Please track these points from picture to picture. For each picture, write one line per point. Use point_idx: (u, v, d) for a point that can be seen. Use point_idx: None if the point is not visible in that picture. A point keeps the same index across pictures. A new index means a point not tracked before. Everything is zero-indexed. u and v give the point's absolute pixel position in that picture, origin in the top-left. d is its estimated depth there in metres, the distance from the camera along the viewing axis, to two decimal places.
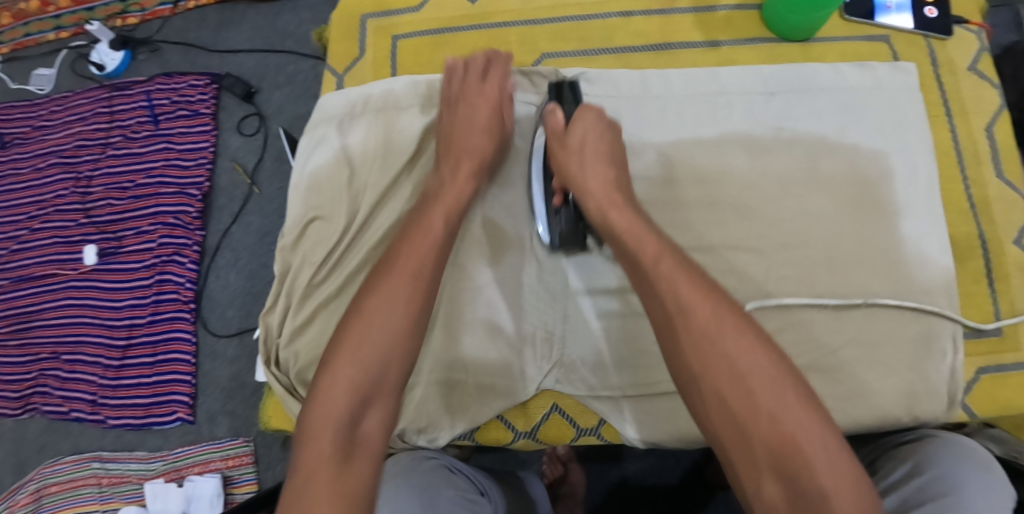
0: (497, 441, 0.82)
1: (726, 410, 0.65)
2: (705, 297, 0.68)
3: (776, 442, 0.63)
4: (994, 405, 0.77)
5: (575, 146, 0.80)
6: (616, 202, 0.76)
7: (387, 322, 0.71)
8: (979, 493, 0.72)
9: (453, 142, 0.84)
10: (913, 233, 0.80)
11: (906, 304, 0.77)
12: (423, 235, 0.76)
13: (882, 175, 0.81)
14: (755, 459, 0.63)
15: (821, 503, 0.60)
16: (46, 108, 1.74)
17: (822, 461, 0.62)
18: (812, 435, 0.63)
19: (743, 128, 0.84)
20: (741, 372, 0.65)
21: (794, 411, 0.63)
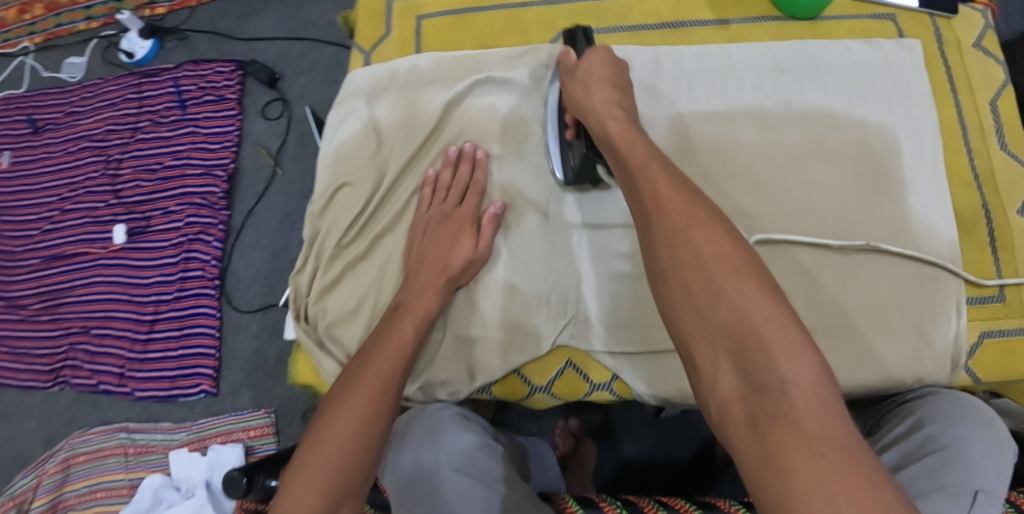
0: (514, 395, 0.86)
1: (687, 296, 0.63)
2: (680, 191, 0.68)
3: (736, 329, 0.60)
4: (999, 369, 0.79)
5: (581, 75, 0.85)
6: (614, 115, 0.80)
7: (358, 429, 0.70)
8: (980, 443, 0.76)
9: (419, 267, 0.84)
10: (919, 204, 0.82)
11: (907, 252, 0.80)
12: (395, 339, 0.77)
13: (890, 149, 0.83)
14: (713, 343, 0.61)
15: (775, 389, 0.57)
16: (78, 95, 1.83)
17: (781, 348, 0.58)
18: (776, 324, 0.59)
19: (752, 102, 0.87)
20: (705, 263, 0.63)
21: (756, 300, 0.61)
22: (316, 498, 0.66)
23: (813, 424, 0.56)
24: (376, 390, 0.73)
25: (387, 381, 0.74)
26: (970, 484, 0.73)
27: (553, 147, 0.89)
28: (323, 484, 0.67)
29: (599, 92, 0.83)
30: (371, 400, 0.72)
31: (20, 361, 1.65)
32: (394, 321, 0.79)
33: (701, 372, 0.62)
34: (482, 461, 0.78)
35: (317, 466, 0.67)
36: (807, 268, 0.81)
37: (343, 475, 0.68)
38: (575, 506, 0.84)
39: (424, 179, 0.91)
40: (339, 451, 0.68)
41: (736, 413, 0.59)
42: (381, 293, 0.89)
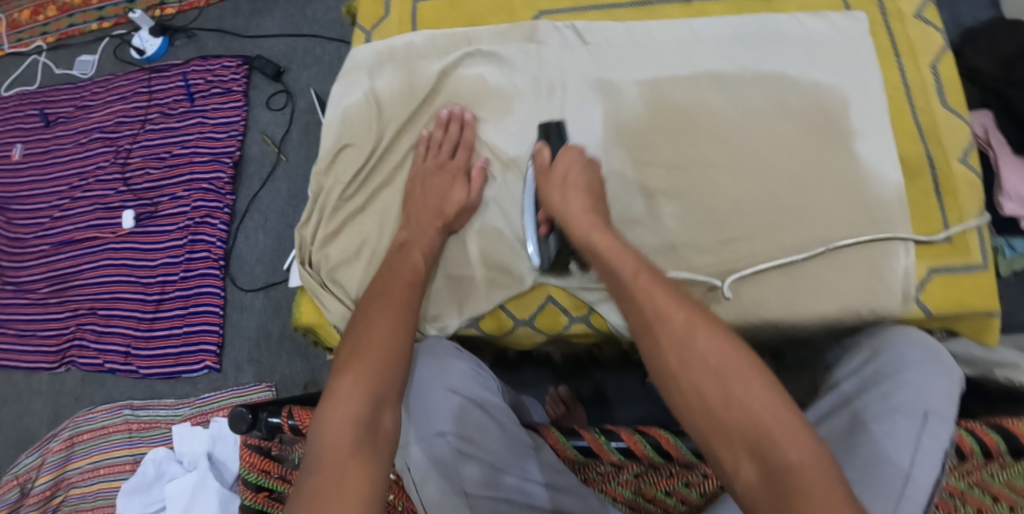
0: (499, 328, 0.95)
1: (698, 398, 0.67)
2: (679, 303, 0.72)
3: (748, 423, 0.65)
4: (946, 302, 0.88)
5: (557, 179, 0.88)
6: (595, 224, 0.84)
7: (393, 335, 0.80)
8: (925, 370, 0.83)
9: (413, 210, 0.94)
10: (867, 152, 0.91)
11: (863, 239, 0.87)
12: (406, 269, 0.88)
13: (840, 105, 0.92)
14: (729, 437, 0.65)
15: (787, 472, 0.62)
16: (89, 90, 1.92)
17: (787, 435, 0.64)
18: (781, 418, 0.65)
19: (714, 66, 0.96)
20: (711, 368, 0.68)
21: (762, 395, 0.66)
22: (364, 396, 0.74)
23: (826, 499, 0.60)
24: (399, 315, 0.83)
25: (411, 301, 0.85)
26: (920, 406, 0.80)
27: (529, 237, 0.91)
28: (371, 385, 0.75)
29: (575, 199, 0.86)
30: (402, 314, 0.83)
31: (28, 342, 1.73)
32: (404, 253, 0.90)
33: (721, 464, 0.66)
34: (481, 392, 0.88)
35: (363, 366, 0.77)
36: (768, 210, 0.90)
37: (385, 375, 0.77)
38: (559, 435, 0.88)
39: (418, 138, 0.99)
40: (380, 354, 0.78)
41: (761, 500, 0.62)
42: (380, 238, 0.98)
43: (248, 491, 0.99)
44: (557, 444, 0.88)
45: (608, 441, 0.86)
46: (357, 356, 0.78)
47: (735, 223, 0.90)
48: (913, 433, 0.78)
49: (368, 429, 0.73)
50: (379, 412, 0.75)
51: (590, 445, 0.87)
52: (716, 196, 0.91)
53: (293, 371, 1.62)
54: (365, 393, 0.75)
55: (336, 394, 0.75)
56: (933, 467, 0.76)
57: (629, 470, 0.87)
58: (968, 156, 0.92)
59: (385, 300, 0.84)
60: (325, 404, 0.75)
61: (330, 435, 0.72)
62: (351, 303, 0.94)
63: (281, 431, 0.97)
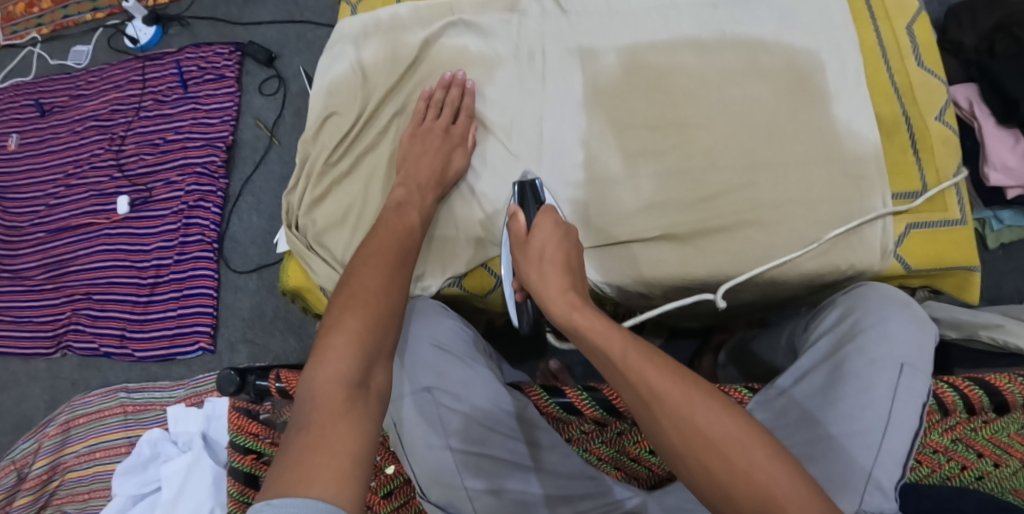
0: (481, 287, 0.97)
1: (705, 475, 0.65)
2: (672, 381, 0.68)
3: (756, 496, 0.63)
4: (924, 256, 0.90)
5: (534, 254, 0.81)
6: (574, 306, 0.75)
7: (381, 294, 0.77)
8: (900, 321, 0.82)
9: (406, 168, 0.94)
10: (843, 112, 0.92)
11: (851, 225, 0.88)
12: (395, 226, 0.86)
13: (814, 67, 0.93)
14: (738, 507, 0.63)
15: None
16: (83, 79, 1.93)
17: (797, 506, 0.62)
18: (786, 484, 0.63)
19: (692, 31, 0.97)
20: (715, 448, 0.65)
21: (767, 466, 0.64)
22: (354, 356, 0.71)
23: None
24: (389, 269, 0.80)
25: (399, 260, 0.81)
26: (896, 359, 0.80)
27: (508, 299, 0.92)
28: (361, 344, 0.72)
29: (553, 279, 0.78)
30: (388, 272, 0.79)
31: (24, 328, 1.75)
32: (403, 211, 0.88)
33: None
34: (460, 348, 0.87)
35: (352, 324, 0.73)
36: (744, 166, 0.91)
37: (375, 335, 0.73)
38: (542, 392, 0.86)
39: (421, 96, 1.00)
40: (368, 312, 0.74)
41: None
42: (366, 202, 0.99)
43: (236, 454, 0.98)
44: (540, 401, 0.85)
45: (592, 401, 0.82)
46: (347, 311, 0.74)
47: (716, 180, 0.91)
48: (891, 387, 0.78)
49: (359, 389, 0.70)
50: (369, 371, 0.71)
51: (573, 402, 0.84)
52: (692, 152, 0.93)
53: (286, 350, 1.64)
54: (354, 352, 0.71)
55: (325, 352, 0.71)
56: (912, 421, 0.77)
57: (613, 428, 0.84)
58: (944, 116, 0.93)
59: (371, 260, 0.80)
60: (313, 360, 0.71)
61: (320, 395, 0.68)
62: (336, 265, 0.97)
63: (268, 394, 0.98)
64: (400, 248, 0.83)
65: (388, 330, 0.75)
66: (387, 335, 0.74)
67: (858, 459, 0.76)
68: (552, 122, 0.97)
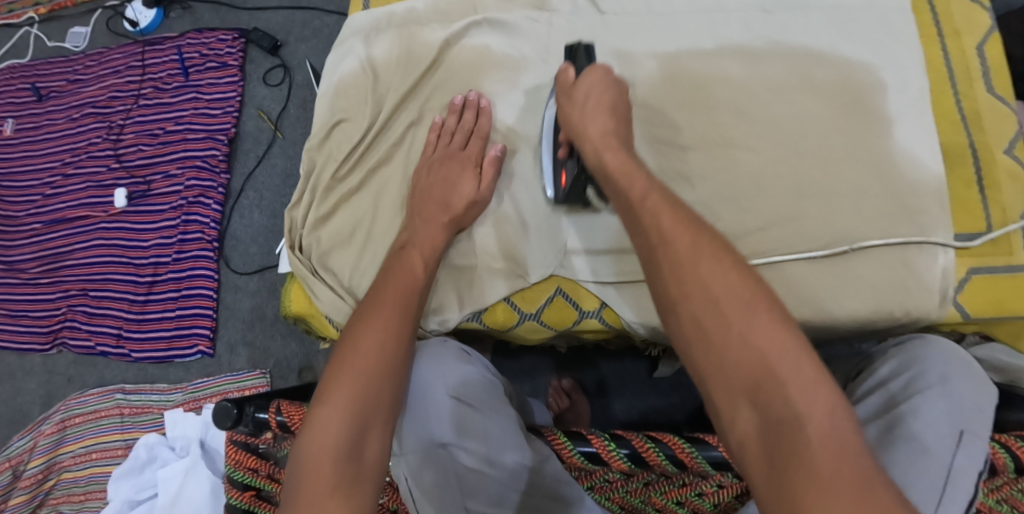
0: (504, 323, 0.86)
1: (699, 330, 0.61)
2: (686, 226, 0.66)
3: (750, 370, 0.58)
4: (985, 303, 0.80)
5: (579, 98, 0.82)
6: (610, 145, 0.78)
7: (380, 353, 0.69)
8: (962, 385, 0.74)
9: (423, 208, 0.84)
10: (905, 139, 0.83)
11: (893, 242, 0.79)
12: (405, 272, 0.77)
13: (875, 85, 0.84)
14: (730, 386, 0.59)
15: (793, 425, 0.56)
16: (81, 64, 1.84)
17: (797, 384, 0.57)
18: (791, 358, 0.58)
19: (740, 41, 0.88)
20: (715, 297, 0.61)
21: (770, 330, 0.59)
22: (344, 428, 0.64)
23: (832, 466, 0.53)
24: (393, 318, 0.72)
25: (404, 309, 0.73)
26: (953, 425, 0.72)
27: (549, 162, 0.86)
28: (353, 415, 0.65)
29: (597, 120, 0.80)
30: (389, 326, 0.71)
31: (17, 324, 1.66)
32: (404, 254, 0.80)
33: (718, 411, 0.60)
34: (482, 395, 0.79)
35: (345, 391, 0.66)
36: (793, 195, 0.83)
37: (371, 398, 0.66)
38: (563, 440, 0.78)
39: (431, 124, 0.92)
40: (364, 377, 0.67)
41: (754, 454, 0.57)
42: (375, 221, 0.91)
43: (233, 490, 0.93)
44: (562, 450, 0.78)
45: (619, 450, 0.76)
46: (342, 374, 0.67)
47: (761, 210, 0.83)
48: (946, 454, 0.70)
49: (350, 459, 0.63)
50: (363, 438, 0.64)
51: (598, 452, 0.77)
52: (736, 176, 0.84)
53: (287, 355, 1.56)
54: (346, 423, 0.64)
55: (314, 421, 0.64)
56: (965, 492, 0.69)
57: (639, 477, 0.79)
58: (1014, 148, 0.84)
59: (373, 311, 0.72)
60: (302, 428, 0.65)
61: (306, 471, 0.62)
62: (343, 291, 0.88)
63: (268, 427, 0.91)
64: (410, 293, 0.76)
65: (386, 390, 0.67)
66: (384, 395, 0.67)
67: None
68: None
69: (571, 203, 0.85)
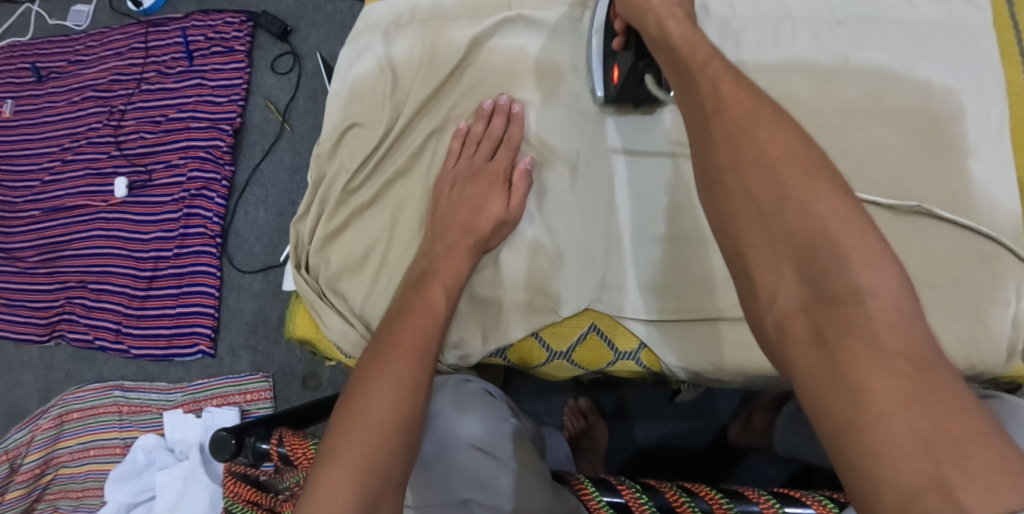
0: (531, 360, 0.79)
1: (751, 203, 0.56)
2: (753, 98, 0.60)
3: (805, 238, 0.53)
4: None
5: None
6: (675, 15, 0.71)
7: (395, 407, 0.62)
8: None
9: (446, 235, 0.76)
10: (981, 173, 0.75)
11: (963, 221, 0.73)
12: (426, 309, 0.70)
13: (952, 112, 0.76)
14: (779, 253, 0.54)
15: (849, 298, 0.50)
16: (83, 44, 1.76)
17: (857, 256, 0.51)
18: (852, 228, 0.52)
19: (806, 55, 0.80)
20: (782, 178, 0.55)
21: (830, 201, 0.53)
22: (352, 495, 0.57)
23: (892, 344, 0.48)
24: (411, 366, 0.65)
25: (421, 355, 0.66)
26: None
27: (597, 61, 0.81)
28: (362, 479, 0.58)
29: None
30: (404, 376, 0.64)
31: (15, 314, 1.60)
32: (424, 286, 0.72)
33: (759, 282, 0.55)
34: (506, 444, 0.70)
35: (354, 450, 0.59)
36: None
37: (385, 465, 0.59)
38: (591, 488, 0.74)
39: (454, 131, 0.84)
40: (377, 436, 0.60)
41: (800, 328, 0.52)
42: (391, 243, 0.83)
43: None
44: (590, 501, 0.74)
45: (650, 502, 0.71)
46: (353, 434, 0.60)
47: None
48: None
49: None
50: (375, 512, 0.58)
51: (627, 504, 0.72)
52: None
53: (291, 361, 1.49)
54: (355, 490, 0.58)
55: (318, 488, 0.58)
56: None
57: None
58: None
59: (388, 355, 0.65)
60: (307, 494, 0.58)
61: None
62: (354, 320, 0.81)
63: (269, 458, 0.85)
64: (430, 334, 0.68)
65: (399, 453, 0.61)
66: (397, 458, 0.60)
67: None
68: (630, 133, 0.81)
69: (622, 103, 0.80)
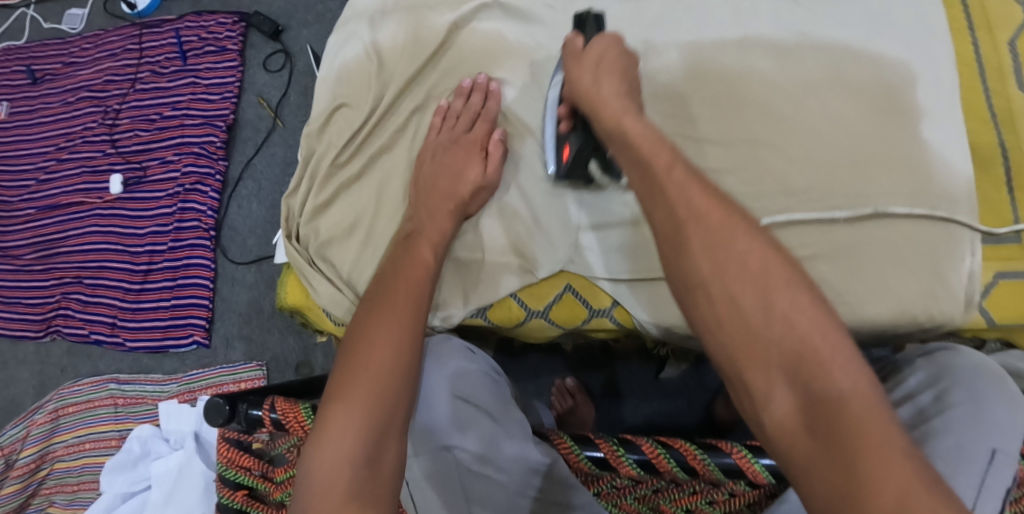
0: (509, 320, 0.83)
1: (738, 317, 0.55)
2: (717, 203, 0.60)
3: (790, 345, 0.54)
4: (1014, 311, 0.76)
5: (590, 62, 0.78)
6: (630, 113, 0.71)
7: (396, 351, 0.66)
8: (997, 403, 0.69)
9: (429, 201, 0.80)
10: (935, 137, 0.79)
11: (916, 212, 0.76)
12: (417, 264, 0.74)
13: (906, 82, 0.81)
14: (767, 361, 0.54)
15: (836, 403, 0.51)
16: (77, 46, 1.79)
17: (836, 361, 0.52)
18: (832, 337, 0.53)
19: (767, 32, 0.84)
20: (766, 291, 0.56)
21: (808, 310, 0.54)
22: (359, 431, 0.60)
23: (885, 444, 0.49)
24: (409, 314, 0.69)
25: (416, 305, 0.70)
26: (985, 444, 0.66)
27: (550, 134, 0.82)
28: (367, 416, 0.61)
29: (609, 82, 0.75)
30: (405, 321, 0.68)
31: (11, 310, 1.62)
32: (412, 246, 0.76)
33: (750, 389, 0.55)
34: (486, 398, 0.75)
35: (360, 390, 0.63)
36: (824, 195, 0.78)
37: (388, 404, 0.62)
38: (571, 443, 0.72)
39: (436, 108, 0.88)
40: (380, 376, 0.64)
41: (795, 433, 0.52)
42: (377, 214, 0.87)
43: (223, 489, 0.87)
44: (569, 455, 0.72)
45: (627, 455, 0.70)
46: (357, 375, 0.64)
47: (790, 206, 0.79)
48: (976, 475, 0.65)
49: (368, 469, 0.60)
50: (381, 447, 0.61)
51: (606, 458, 0.71)
52: (760, 174, 0.80)
53: (286, 349, 1.51)
54: (361, 426, 0.61)
55: (326, 425, 0.61)
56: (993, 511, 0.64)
57: (648, 484, 0.71)
58: None
59: (386, 305, 0.69)
60: (315, 432, 0.61)
61: (317, 480, 0.58)
62: (341, 285, 0.85)
63: (262, 424, 0.87)
64: (423, 286, 0.72)
65: (401, 389, 0.64)
66: (399, 393, 0.64)
67: None
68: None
69: (574, 179, 0.81)
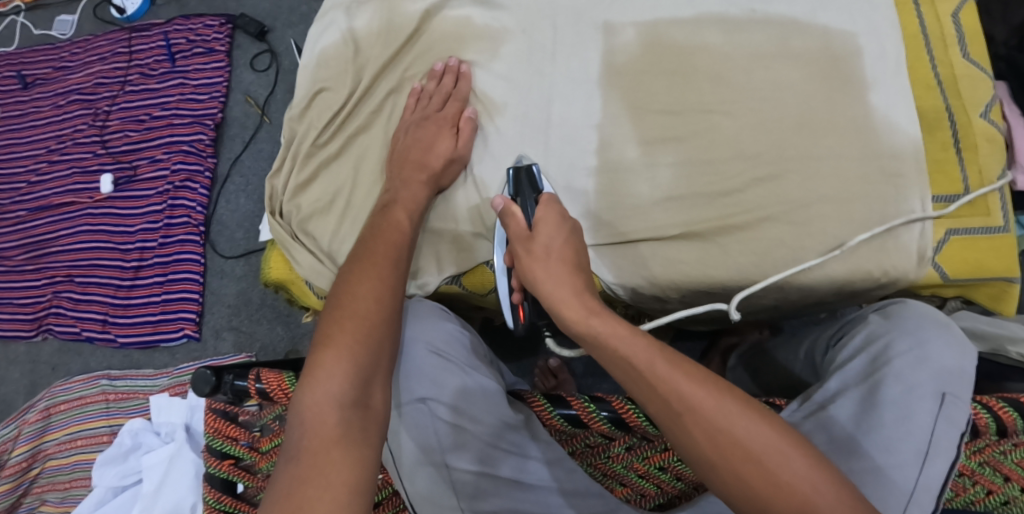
0: (482, 285, 0.89)
1: None
2: (704, 388, 0.59)
3: (795, 506, 0.55)
4: (965, 266, 0.81)
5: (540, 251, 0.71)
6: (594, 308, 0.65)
7: (378, 301, 0.70)
8: (942, 348, 0.72)
9: (404, 172, 0.85)
10: (882, 103, 0.83)
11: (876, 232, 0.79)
12: (393, 227, 0.78)
13: (851, 52, 0.85)
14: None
15: None
16: (68, 50, 1.83)
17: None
18: (828, 489, 0.55)
19: (718, 9, 0.89)
20: (769, 466, 0.56)
21: (812, 476, 0.55)
22: (347, 372, 0.64)
23: None
24: (389, 268, 0.73)
25: (395, 260, 0.75)
26: (934, 388, 0.69)
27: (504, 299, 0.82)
28: (355, 360, 0.65)
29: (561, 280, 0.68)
30: (383, 274, 0.72)
31: (4, 309, 1.64)
32: (388, 212, 0.80)
33: None
34: (458, 352, 0.79)
35: (347, 336, 0.66)
36: (778, 158, 0.83)
37: (372, 348, 0.67)
38: (544, 403, 0.75)
39: (410, 91, 0.92)
40: (366, 323, 0.68)
41: None
42: (355, 188, 0.91)
43: (212, 458, 0.89)
44: (543, 412, 0.75)
45: (598, 411, 0.72)
46: (342, 322, 0.67)
47: (751, 168, 0.83)
48: (929, 416, 0.68)
49: (357, 408, 0.64)
50: (369, 387, 0.65)
51: (579, 415, 0.73)
52: (717, 141, 0.84)
53: (274, 339, 1.53)
54: (349, 367, 0.65)
55: (314, 370, 0.65)
56: (951, 448, 0.66)
57: (621, 442, 0.74)
58: (989, 112, 0.85)
59: (367, 261, 0.73)
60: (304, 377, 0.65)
61: (309, 417, 0.62)
62: (321, 255, 0.89)
63: (247, 395, 0.86)
64: (400, 245, 0.77)
65: (385, 335, 0.68)
66: (383, 337, 0.68)
67: (896, 498, 0.65)
68: (563, 105, 0.88)
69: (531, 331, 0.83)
